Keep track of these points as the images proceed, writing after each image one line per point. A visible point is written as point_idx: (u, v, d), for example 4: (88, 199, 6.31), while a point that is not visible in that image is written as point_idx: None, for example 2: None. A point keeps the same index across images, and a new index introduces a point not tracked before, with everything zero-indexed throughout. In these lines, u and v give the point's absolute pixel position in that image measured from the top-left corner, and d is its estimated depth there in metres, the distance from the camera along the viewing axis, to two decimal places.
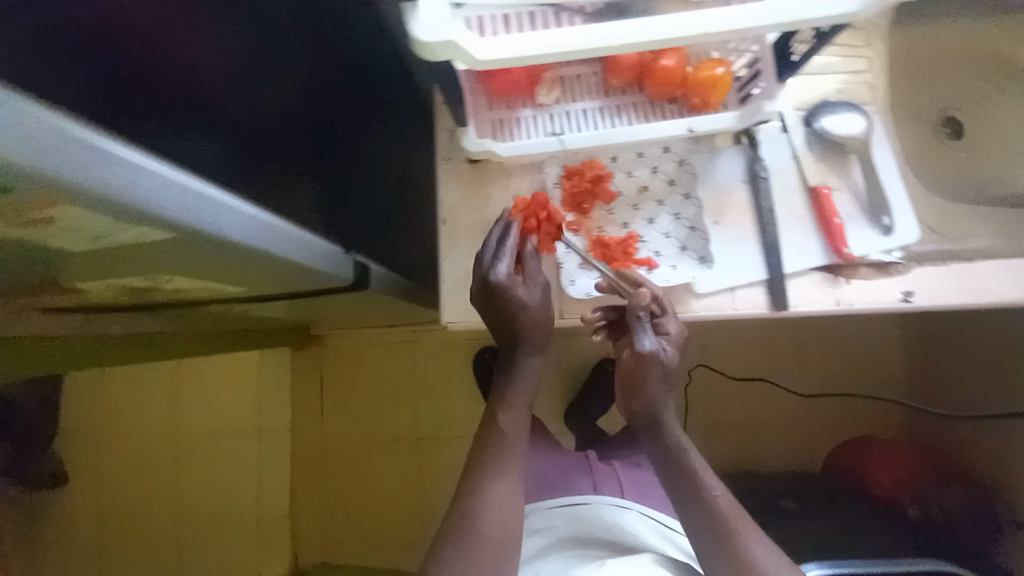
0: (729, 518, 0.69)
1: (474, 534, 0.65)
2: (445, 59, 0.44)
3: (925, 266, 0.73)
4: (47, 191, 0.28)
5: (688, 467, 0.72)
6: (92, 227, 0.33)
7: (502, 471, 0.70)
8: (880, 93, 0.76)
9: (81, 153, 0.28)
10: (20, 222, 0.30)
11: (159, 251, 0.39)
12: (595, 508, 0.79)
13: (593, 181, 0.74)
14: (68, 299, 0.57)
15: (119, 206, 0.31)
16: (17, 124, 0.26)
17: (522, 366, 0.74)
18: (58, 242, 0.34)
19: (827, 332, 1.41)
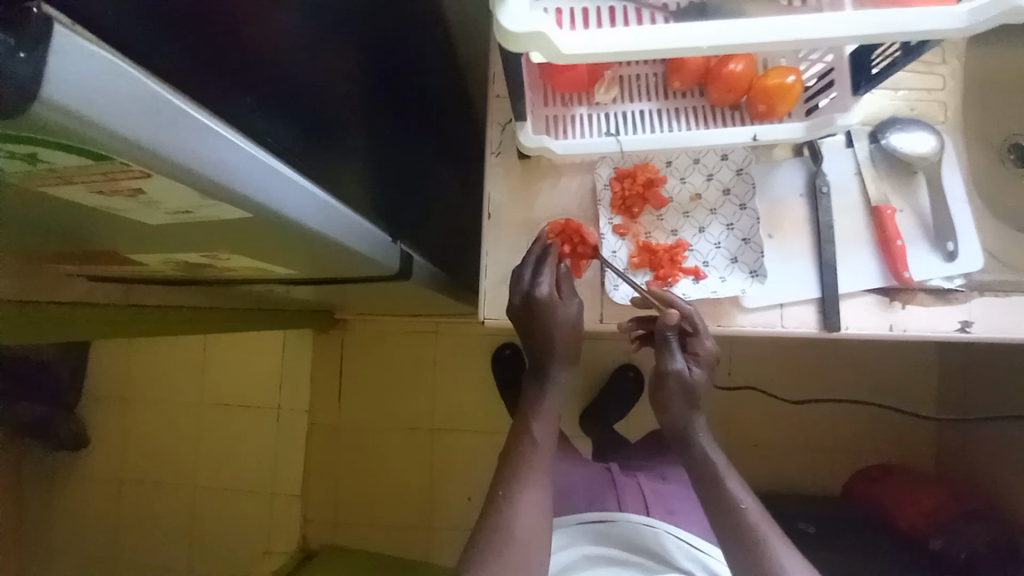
0: (760, 532, 0.67)
1: (506, 537, 0.64)
2: (530, 51, 0.43)
3: (988, 296, 0.70)
4: (139, 161, 0.27)
5: (715, 475, 0.71)
6: (172, 201, 0.32)
7: (535, 477, 0.70)
8: (953, 112, 0.73)
9: (173, 125, 0.28)
10: (106, 192, 0.30)
11: (228, 229, 0.39)
12: (621, 526, 0.77)
13: (644, 185, 0.72)
14: (121, 269, 0.56)
15: (203, 181, 0.31)
16: (120, 91, 0.25)
17: (553, 380, 0.75)
18: (136, 214, 0.34)
19: (860, 355, 1.37)
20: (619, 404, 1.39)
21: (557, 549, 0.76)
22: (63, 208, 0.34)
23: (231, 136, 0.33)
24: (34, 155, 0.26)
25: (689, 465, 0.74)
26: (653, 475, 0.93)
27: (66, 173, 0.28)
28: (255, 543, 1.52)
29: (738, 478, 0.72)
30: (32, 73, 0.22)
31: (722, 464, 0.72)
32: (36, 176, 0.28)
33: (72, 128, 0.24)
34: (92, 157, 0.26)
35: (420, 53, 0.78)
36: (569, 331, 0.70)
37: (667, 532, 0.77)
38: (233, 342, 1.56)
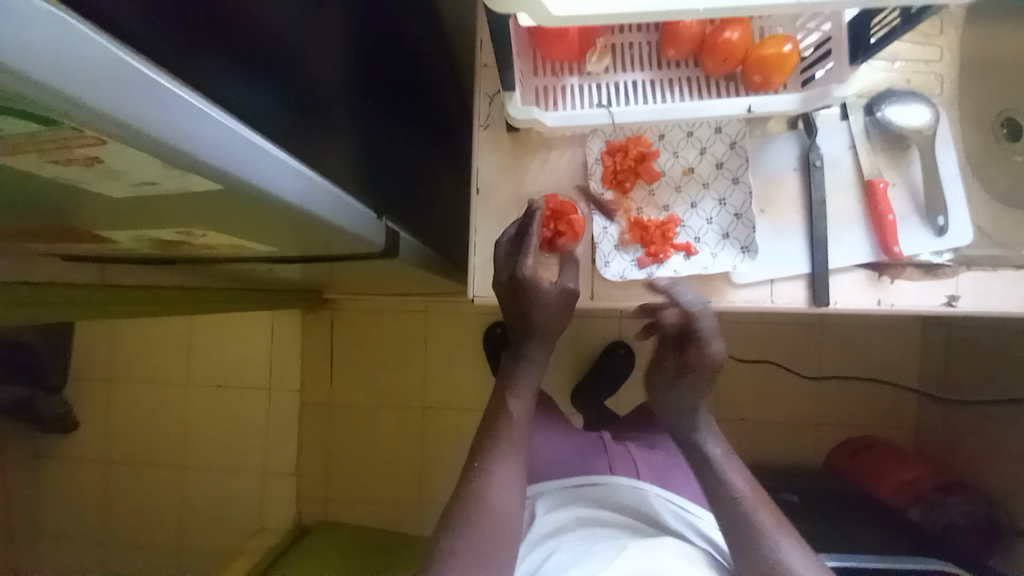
0: (758, 516, 0.67)
1: (483, 507, 0.64)
2: (518, 10, 0.40)
3: (975, 270, 0.70)
4: (94, 128, 0.25)
5: (716, 464, 0.73)
6: (135, 172, 0.30)
7: (511, 449, 0.69)
8: (948, 85, 0.72)
9: (133, 91, 0.26)
10: (63, 162, 0.28)
11: (198, 203, 0.37)
12: (611, 488, 0.80)
13: (636, 160, 0.70)
14: (96, 249, 0.54)
15: (170, 153, 0.29)
16: (74, 54, 0.23)
17: (529, 355, 0.74)
18: (98, 185, 0.31)
19: (848, 329, 1.39)
20: (608, 380, 1.40)
21: (550, 512, 0.77)
22: (18, 179, 0.31)
23: (199, 105, 0.30)
24: None
25: (688, 450, 0.76)
26: (641, 446, 0.94)
27: (16, 140, 0.25)
28: (250, 520, 1.54)
29: (742, 467, 0.73)
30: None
31: (722, 453, 0.74)
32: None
33: (19, 91, 0.22)
34: (43, 122, 0.24)
35: (404, 18, 0.75)
36: (553, 315, 0.70)
37: (655, 493, 0.79)
38: (222, 321, 1.54)
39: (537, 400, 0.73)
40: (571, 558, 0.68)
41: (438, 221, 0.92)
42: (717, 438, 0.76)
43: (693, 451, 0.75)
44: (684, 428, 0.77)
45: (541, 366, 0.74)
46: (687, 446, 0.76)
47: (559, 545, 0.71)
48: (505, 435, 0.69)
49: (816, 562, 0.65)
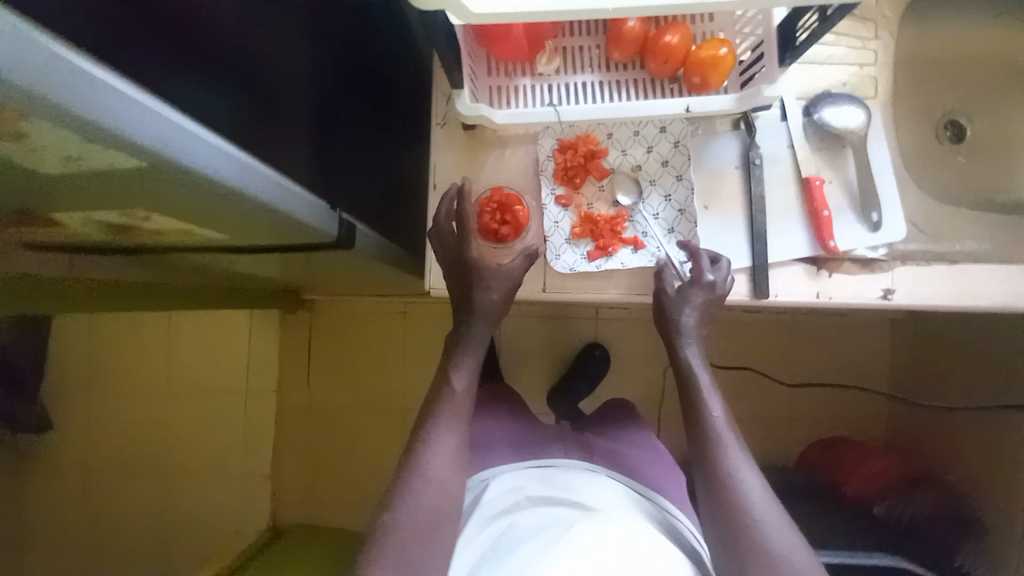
0: (757, 513, 0.63)
1: (426, 480, 0.65)
2: (438, 8, 0.42)
3: (909, 265, 0.73)
4: (6, 95, 0.27)
5: (722, 453, 0.67)
6: (59, 146, 0.32)
7: (453, 425, 0.69)
8: (882, 88, 0.76)
9: (47, 65, 0.28)
10: None
11: (136, 183, 0.38)
12: (565, 469, 0.82)
13: (586, 156, 0.73)
14: (52, 235, 0.56)
15: (89, 126, 0.31)
16: None
17: (470, 333, 0.72)
18: (30, 161, 0.33)
19: (813, 330, 1.42)
20: (581, 378, 1.42)
21: (503, 492, 0.78)
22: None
23: (124, 87, 0.32)
24: None
25: (690, 433, 0.70)
26: (603, 437, 0.96)
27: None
28: (224, 523, 1.53)
29: (747, 457, 0.68)
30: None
31: (732, 440, 0.68)
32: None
33: None
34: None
35: (368, 18, 0.78)
36: (499, 299, 0.71)
37: (609, 475, 0.83)
38: (198, 322, 1.52)
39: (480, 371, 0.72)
40: (523, 535, 0.70)
41: (402, 219, 0.95)
42: (727, 421, 0.70)
43: (697, 436, 0.69)
44: (690, 406, 0.71)
45: (484, 342, 0.73)
46: (691, 429, 0.70)
47: (513, 522, 0.72)
48: (447, 408, 0.69)
49: (772, 500, 0.65)
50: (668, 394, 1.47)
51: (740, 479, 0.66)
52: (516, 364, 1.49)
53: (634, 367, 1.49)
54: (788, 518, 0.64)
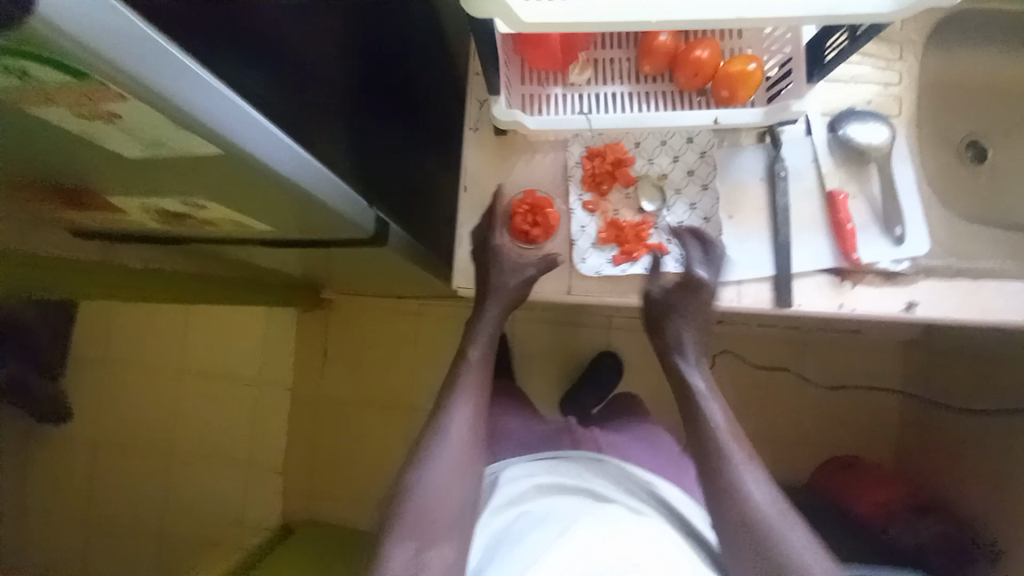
0: (772, 519, 0.64)
1: (448, 445, 0.72)
2: (492, 17, 0.44)
3: (931, 279, 0.74)
4: (130, 89, 0.28)
5: (731, 465, 0.68)
6: (151, 131, 0.33)
7: (467, 390, 0.77)
8: (907, 107, 0.77)
9: (165, 62, 0.30)
10: (82, 115, 0.29)
11: (206, 168, 0.40)
12: (573, 462, 0.85)
13: (613, 164, 0.75)
14: (106, 220, 0.59)
15: (193, 120, 0.33)
16: (121, 26, 0.27)
17: (483, 315, 0.81)
18: (112, 143, 0.33)
19: (828, 347, 1.41)
20: (592, 384, 1.43)
21: (514, 479, 0.81)
22: (43, 138, 0.36)
23: (214, 84, 0.34)
24: (23, 70, 0.26)
25: (695, 448, 0.71)
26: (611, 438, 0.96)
27: (49, 89, 0.27)
28: (230, 517, 1.55)
29: (757, 463, 0.69)
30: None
31: (740, 450, 0.69)
32: (25, 94, 0.28)
33: (72, 51, 0.25)
34: (75, 75, 0.26)
35: (407, 27, 0.81)
36: (518, 280, 0.77)
37: (616, 464, 0.85)
38: (219, 317, 1.57)
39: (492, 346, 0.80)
40: (535, 522, 0.71)
41: (428, 220, 0.98)
42: (734, 431, 0.71)
43: (705, 450, 0.70)
44: (694, 421, 0.73)
45: (495, 324, 0.81)
46: (696, 445, 0.71)
47: (527, 509, 0.74)
48: (465, 374, 0.78)
49: (780, 502, 0.66)
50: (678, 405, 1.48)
51: (744, 482, 0.66)
52: (529, 370, 1.50)
53: (647, 377, 1.49)
54: (800, 522, 0.65)
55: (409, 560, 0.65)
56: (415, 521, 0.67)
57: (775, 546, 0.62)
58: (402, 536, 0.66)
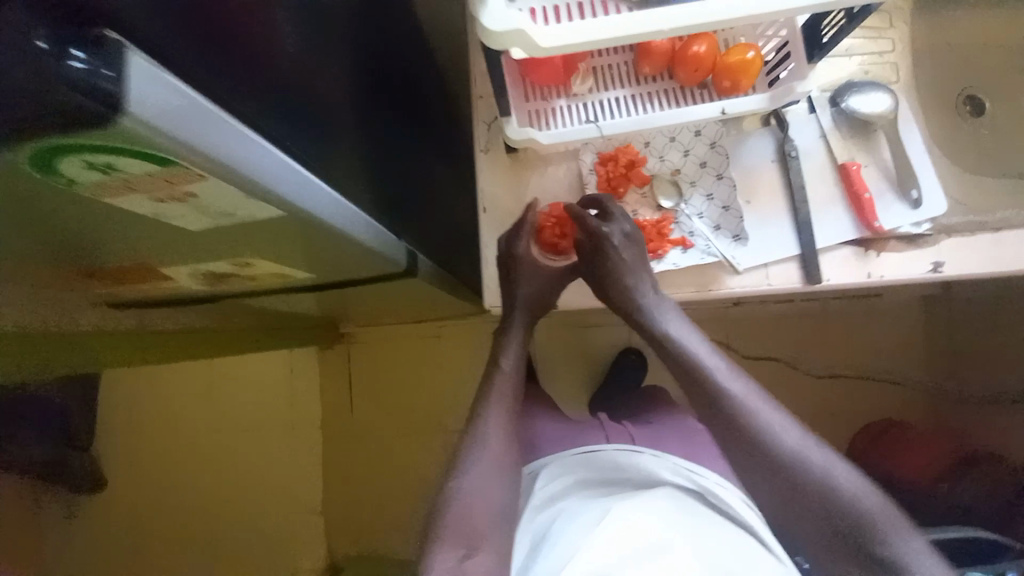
0: (809, 464, 0.62)
1: (484, 452, 0.74)
2: (512, 48, 0.45)
3: (954, 238, 0.74)
4: (204, 168, 0.28)
5: (754, 425, 0.64)
6: (220, 206, 0.33)
7: (500, 402, 0.78)
8: (904, 72, 0.79)
9: (224, 133, 0.29)
10: (161, 196, 0.30)
11: (260, 228, 0.41)
12: (607, 452, 0.85)
13: (627, 166, 0.76)
14: (145, 290, 0.60)
15: (254, 183, 0.32)
16: (187, 107, 0.26)
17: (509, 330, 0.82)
18: (180, 219, 0.35)
19: (851, 314, 1.40)
20: (617, 383, 1.43)
21: (552, 477, 0.84)
22: (105, 224, 0.36)
23: (260, 141, 0.33)
24: (110, 164, 0.26)
25: (712, 417, 0.67)
26: (654, 434, 0.97)
27: (134, 181, 0.28)
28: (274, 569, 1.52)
29: (775, 406, 0.67)
30: (111, 92, 0.22)
31: (757, 403, 0.66)
32: (110, 188, 0.28)
33: (152, 142, 0.24)
34: (158, 163, 0.26)
35: (410, 61, 0.82)
36: (536, 290, 0.81)
37: (652, 454, 0.84)
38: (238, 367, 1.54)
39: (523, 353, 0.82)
40: (569, 519, 0.74)
41: (446, 243, 0.99)
42: (744, 385, 0.67)
43: (725, 419, 0.66)
44: (703, 388, 0.68)
45: (522, 333, 0.82)
46: (711, 415, 0.67)
47: (563, 507, 0.78)
48: (497, 385, 0.80)
49: (785, 418, 0.66)
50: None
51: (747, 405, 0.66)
52: (554, 377, 1.51)
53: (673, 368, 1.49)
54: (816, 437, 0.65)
55: (452, 567, 0.66)
56: (457, 526, 0.69)
57: (820, 492, 0.61)
58: (446, 543, 0.68)
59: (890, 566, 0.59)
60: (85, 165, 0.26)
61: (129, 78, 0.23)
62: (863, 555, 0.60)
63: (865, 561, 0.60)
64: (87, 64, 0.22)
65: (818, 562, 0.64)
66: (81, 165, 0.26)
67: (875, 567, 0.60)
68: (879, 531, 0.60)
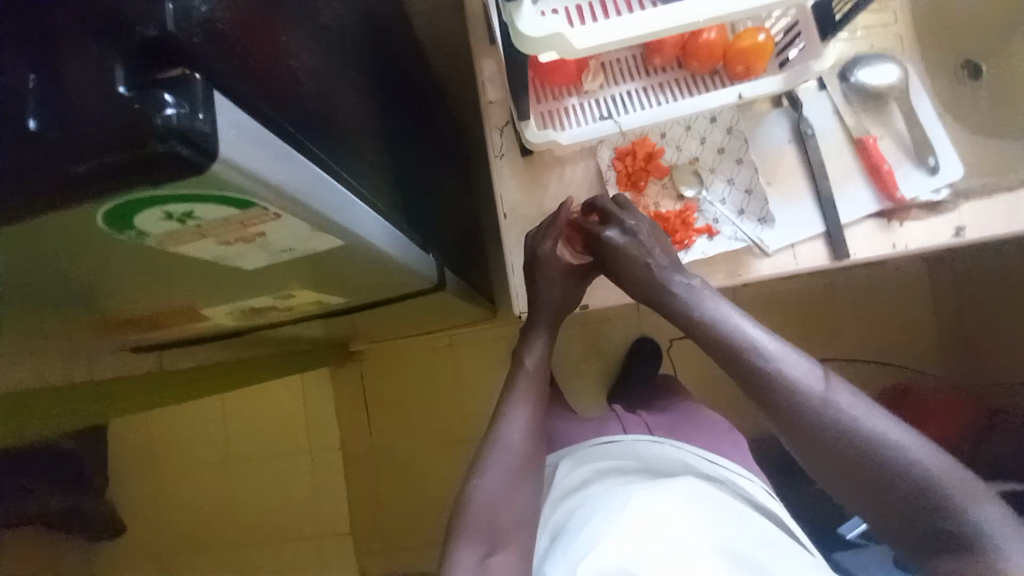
0: (870, 435, 0.56)
1: (505, 448, 0.70)
2: (549, 52, 0.44)
3: (972, 201, 0.74)
4: (275, 204, 0.31)
5: (790, 391, 0.60)
6: (283, 242, 0.37)
7: (523, 395, 0.75)
8: (908, 42, 0.79)
9: (293, 169, 0.32)
10: (230, 239, 0.34)
11: (317, 260, 0.44)
12: (627, 442, 0.83)
13: (645, 159, 0.76)
14: (177, 327, 0.58)
15: (316, 214, 0.35)
16: (263, 148, 0.29)
17: (533, 331, 0.80)
18: (243, 259, 0.38)
19: (861, 285, 1.40)
20: (637, 372, 1.35)
21: (573, 468, 0.81)
22: (163, 261, 0.36)
23: (321, 174, 0.37)
24: (190, 213, 0.29)
25: (747, 386, 0.64)
26: (681, 420, 0.95)
27: (206, 225, 0.31)
28: None
29: (817, 367, 0.62)
30: (198, 135, 0.25)
31: (793, 367, 0.62)
32: (178, 234, 0.32)
33: (234, 182, 0.27)
34: (237, 205, 0.30)
35: (412, 71, 0.81)
36: (562, 293, 0.79)
37: (675, 446, 0.82)
38: (250, 397, 1.51)
39: (549, 351, 0.79)
40: (590, 512, 0.70)
41: (462, 251, 0.98)
42: (779, 349, 0.64)
43: (757, 389, 0.63)
44: (734, 358, 0.65)
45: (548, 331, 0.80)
46: (752, 390, 0.63)
47: (586, 497, 0.73)
48: (521, 384, 0.76)
49: (848, 393, 0.59)
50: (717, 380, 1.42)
51: (799, 382, 0.61)
52: (572, 373, 1.43)
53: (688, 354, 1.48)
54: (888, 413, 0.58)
55: (475, 565, 0.63)
56: (480, 523, 0.65)
57: (869, 460, 0.56)
58: (469, 539, 0.64)
59: (965, 542, 0.51)
60: (163, 214, 0.29)
61: (213, 113, 0.26)
62: (943, 534, 0.52)
63: (934, 538, 0.53)
64: (179, 109, 0.24)
65: (888, 538, 0.57)
66: (159, 216, 0.29)
67: (958, 550, 0.51)
68: (946, 500, 0.53)
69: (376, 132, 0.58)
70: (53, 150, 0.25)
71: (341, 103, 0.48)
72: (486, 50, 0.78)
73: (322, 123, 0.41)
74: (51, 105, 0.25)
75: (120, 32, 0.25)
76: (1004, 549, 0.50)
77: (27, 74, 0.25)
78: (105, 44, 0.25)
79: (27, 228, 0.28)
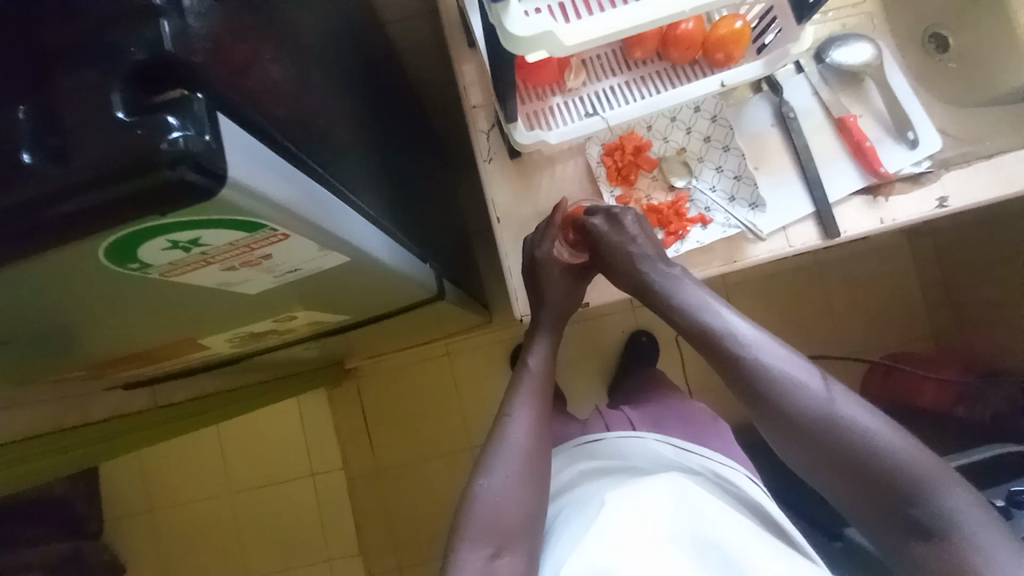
0: (849, 426, 0.56)
1: (507, 448, 0.68)
2: (539, 50, 0.44)
3: (953, 170, 0.75)
4: (284, 225, 0.31)
5: (779, 386, 0.60)
6: (289, 262, 0.37)
7: (525, 397, 0.73)
8: (877, 20, 0.82)
9: (294, 185, 0.31)
10: (234, 264, 0.33)
11: (323, 280, 0.43)
12: (610, 439, 0.81)
13: (634, 153, 0.77)
14: (169, 360, 0.57)
15: (320, 229, 0.35)
16: (264, 165, 0.28)
17: (536, 334, 0.80)
18: (249, 284, 0.38)
19: (844, 263, 1.42)
20: (635, 364, 1.35)
21: (560, 470, 0.80)
22: (164, 288, 0.34)
23: (321, 190, 0.36)
24: (197, 240, 0.29)
25: (733, 379, 0.63)
26: (671, 411, 0.94)
27: (212, 251, 0.31)
28: None
29: (796, 355, 0.62)
30: (206, 158, 0.24)
31: (779, 362, 0.61)
32: (183, 262, 0.31)
33: (239, 204, 0.27)
34: (246, 228, 0.29)
35: (391, 80, 0.80)
36: (564, 292, 0.78)
37: (658, 439, 0.81)
38: (245, 424, 1.47)
39: (552, 352, 0.79)
40: (574, 512, 0.68)
41: (454, 258, 0.97)
42: (762, 340, 0.63)
43: (742, 382, 0.61)
44: (720, 353, 0.63)
45: (549, 331, 0.79)
46: (736, 381, 0.62)
47: (562, 506, 0.72)
48: (525, 384, 0.75)
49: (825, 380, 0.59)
50: (710, 371, 1.42)
51: (781, 370, 0.60)
52: (569, 372, 1.43)
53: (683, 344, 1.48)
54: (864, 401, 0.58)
55: (482, 567, 0.60)
56: (484, 524, 0.62)
57: (848, 449, 0.56)
58: (474, 542, 0.62)
59: (936, 529, 0.52)
60: (168, 242, 0.28)
61: (222, 137, 0.25)
62: (915, 521, 0.53)
63: (910, 526, 0.54)
64: (185, 132, 0.24)
65: (865, 528, 0.57)
66: (164, 244, 0.28)
67: (926, 537, 0.53)
68: (921, 489, 0.53)
69: (364, 143, 0.57)
70: (50, 180, 0.24)
71: (328, 114, 0.47)
72: (465, 54, 0.78)
73: (314, 139, 0.41)
74: (43, 134, 0.25)
75: (107, 56, 0.25)
76: (976, 535, 0.51)
77: (18, 105, 0.25)
78: (96, 68, 0.25)
79: (32, 266, 0.27)
